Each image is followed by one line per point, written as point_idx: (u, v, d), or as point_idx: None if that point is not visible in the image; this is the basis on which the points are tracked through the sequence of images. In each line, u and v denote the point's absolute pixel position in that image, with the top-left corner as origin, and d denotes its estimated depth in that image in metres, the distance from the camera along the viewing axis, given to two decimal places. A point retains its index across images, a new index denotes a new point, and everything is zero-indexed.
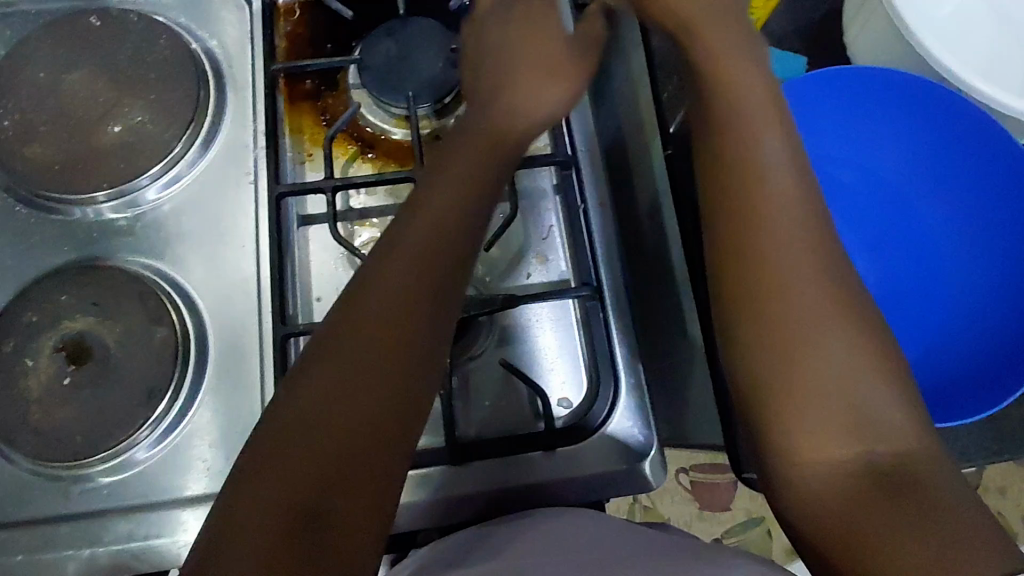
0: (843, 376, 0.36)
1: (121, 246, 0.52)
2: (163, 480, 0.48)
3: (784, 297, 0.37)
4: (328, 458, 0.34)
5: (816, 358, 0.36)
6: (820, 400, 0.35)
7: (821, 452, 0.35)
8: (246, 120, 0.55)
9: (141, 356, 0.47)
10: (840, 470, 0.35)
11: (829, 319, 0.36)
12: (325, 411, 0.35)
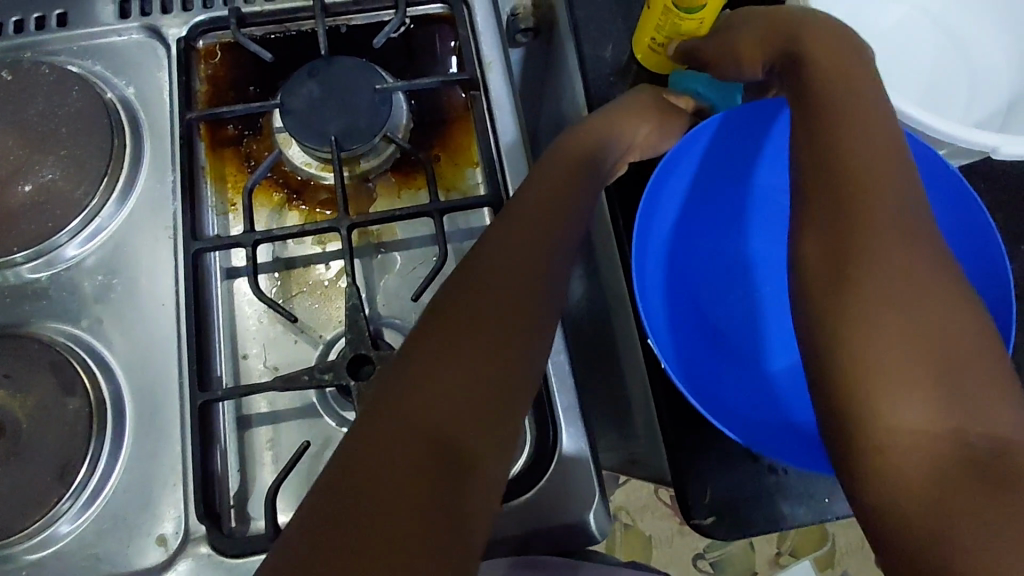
0: (910, 368, 0.35)
1: (35, 310, 0.50)
2: (87, 555, 0.45)
3: (889, 265, 0.37)
4: (440, 418, 0.34)
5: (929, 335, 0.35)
6: (907, 371, 0.35)
7: (905, 420, 0.34)
8: (166, 170, 0.53)
9: (54, 429, 0.45)
10: (932, 443, 0.34)
11: (911, 302, 0.36)
12: (442, 369, 0.36)
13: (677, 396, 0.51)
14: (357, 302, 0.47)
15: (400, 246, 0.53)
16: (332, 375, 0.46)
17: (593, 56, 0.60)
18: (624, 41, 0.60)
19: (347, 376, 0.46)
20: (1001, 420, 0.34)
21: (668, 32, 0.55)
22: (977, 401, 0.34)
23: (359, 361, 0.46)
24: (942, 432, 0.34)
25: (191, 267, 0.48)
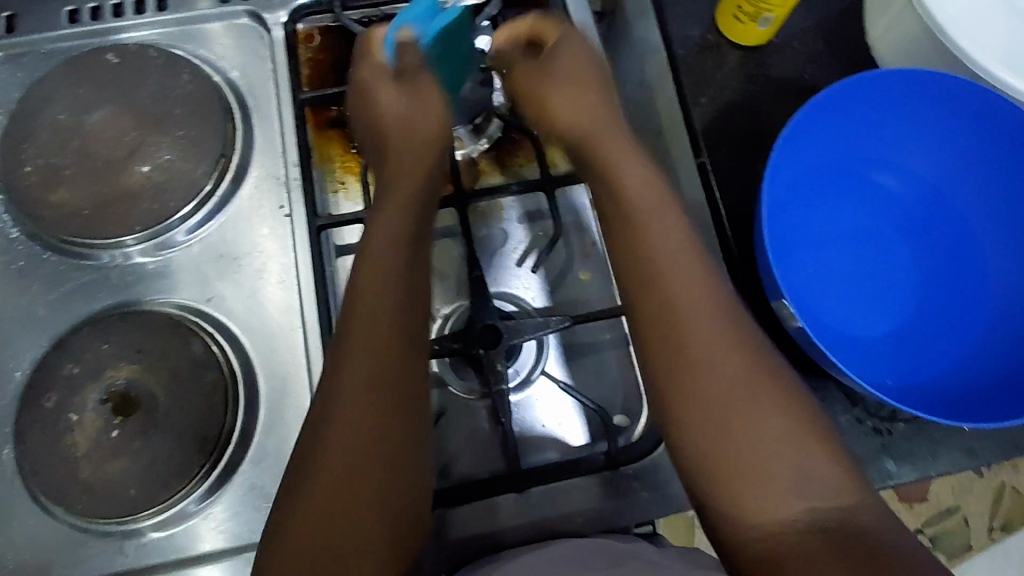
0: (756, 452, 0.38)
1: (156, 289, 0.51)
2: (214, 532, 0.47)
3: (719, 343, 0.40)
4: (329, 502, 0.37)
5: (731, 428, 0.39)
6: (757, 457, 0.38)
7: (767, 515, 0.36)
8: (276, 150, 0.54)
9: (188, 405, 0.46)
10: (791, 520, 0.36)
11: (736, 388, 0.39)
12: (336, 458, 0.38)
13: None
14: (479, 274, 0.49)
15: (509, 222, 0.55)
16: (460, 343, 0.48)
17: (680, 36, 0.62)
18: (708, 25, 0.62)
19: (476, 344, 0.48)
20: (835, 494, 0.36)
21: (754, 2, 0.57)
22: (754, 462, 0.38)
23: (484, 330, 0.48)
24: (795, 513, 0.36)
25: (315, 246, 0.50)
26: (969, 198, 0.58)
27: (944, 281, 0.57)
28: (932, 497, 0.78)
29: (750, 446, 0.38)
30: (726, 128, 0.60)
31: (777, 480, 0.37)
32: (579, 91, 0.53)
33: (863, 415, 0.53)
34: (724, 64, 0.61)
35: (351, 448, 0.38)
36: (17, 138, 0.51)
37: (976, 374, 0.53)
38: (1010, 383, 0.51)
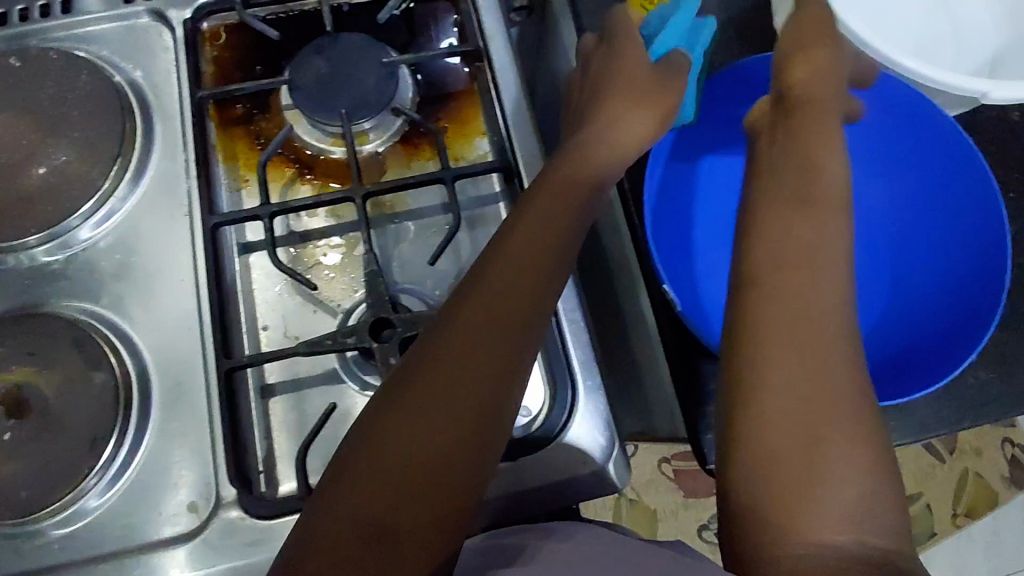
0: (823, 459, 0.38)
1: (55, 291, 0.51)
2: (116, 530, 0.46)
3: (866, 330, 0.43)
4: (373, 512, 0.35)
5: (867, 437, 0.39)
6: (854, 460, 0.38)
7: (826, 539, 0.36)
8: (178, 149, 0.54)
9: (81, 405, 0.46)
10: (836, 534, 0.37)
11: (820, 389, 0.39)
12: (384, 468, 0.36)
13: None
14: (376, 267, 0.48)
15: (414, 216, 0.55)
16: (356, 339, 0.47)
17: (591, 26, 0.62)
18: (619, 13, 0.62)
19: (369, 339, 0.47)
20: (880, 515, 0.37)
21: None
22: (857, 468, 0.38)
23: (379, 324, 0.48)
24: (846, 540, 0.36)
25: (210, 243, 0.49)
26: (881, 177, 0.64)
27: (877, 257, 0.63)
28: None
29: (841, 449, 0.38)
30: None
31: (857, 494, 0.37)
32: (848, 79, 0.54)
33: None
34: None
35: (406, 457, 0.36)
36: None
37: (904, 334, 0.58)
38: (933, 339, 0.56)
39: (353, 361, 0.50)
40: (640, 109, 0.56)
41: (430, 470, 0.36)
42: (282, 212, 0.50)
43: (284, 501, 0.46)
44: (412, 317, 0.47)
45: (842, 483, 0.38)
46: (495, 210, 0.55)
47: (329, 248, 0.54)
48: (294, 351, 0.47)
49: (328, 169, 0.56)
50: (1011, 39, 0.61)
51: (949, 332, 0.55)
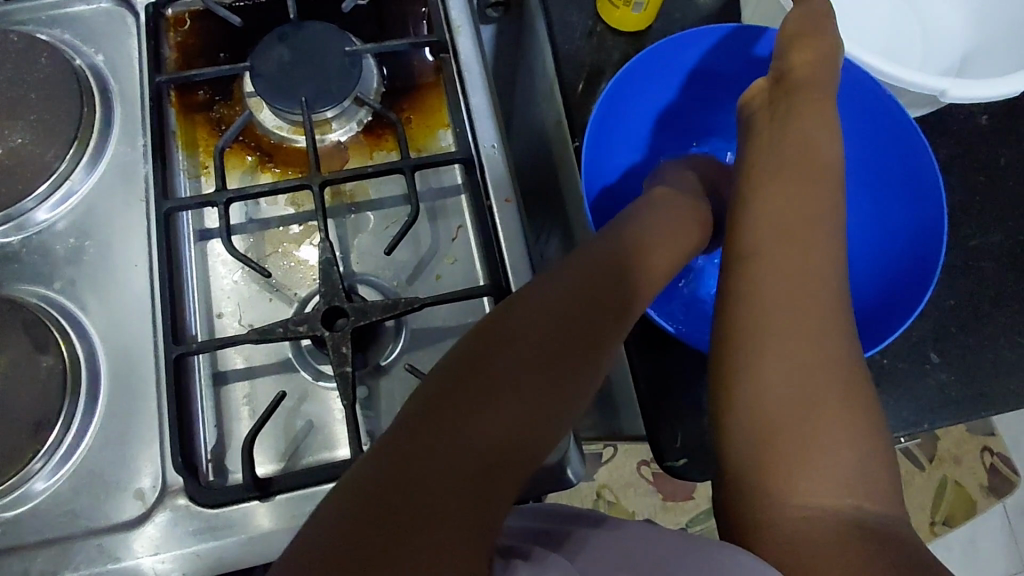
0: (819, 451, 0.42)
1: (7, 273, 0.50)
2: (61, 515, 0.45)
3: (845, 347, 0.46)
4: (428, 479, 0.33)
5: (844, 391, 0.44)
6: (846, 455, 0.42)
7: (817, 502, 0.41)
8: (137, 134, 0.54)
9: (25, 388, 0.45)
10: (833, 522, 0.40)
11: (817, 399, 0.44)
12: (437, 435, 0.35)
13: None
14: (330, 255, 0.48)
15: (374, 205, 0.54)
16: (307, 326, 0.46)
17: (560, 20, 0.62)
18: (588, 8, 0.62)
19: (322, 327, 0.46)
20: (872, 499, 0.41)
21: None
22: (839, 424, 0.43)
23: (332, 313, 0.47)
24: (844, 504, 0.41)
25: (163, 227, 0.48)
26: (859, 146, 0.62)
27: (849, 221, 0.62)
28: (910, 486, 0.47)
29: (835, 446, 0.42)
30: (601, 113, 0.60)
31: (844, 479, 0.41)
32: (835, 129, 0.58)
33: None
34: (603, 50, 0.61)
35: (464, 432, 0.35)
36: None
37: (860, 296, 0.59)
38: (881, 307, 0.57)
39: (308, 351, 0.49)
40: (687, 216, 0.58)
41: (491, 437, 0.36)
42: (238, 198, 0.50)
43: (230, 489, 0.45)
44: (364, 305, 0.47)
45: (836, 475, 0.42)
46: (456, 201, 0.55)
47: (288, 237, 0.53)
48: (246, 339, 0.46)
49: (289, 158, 0.56)
50: (978, 40, 0.61)
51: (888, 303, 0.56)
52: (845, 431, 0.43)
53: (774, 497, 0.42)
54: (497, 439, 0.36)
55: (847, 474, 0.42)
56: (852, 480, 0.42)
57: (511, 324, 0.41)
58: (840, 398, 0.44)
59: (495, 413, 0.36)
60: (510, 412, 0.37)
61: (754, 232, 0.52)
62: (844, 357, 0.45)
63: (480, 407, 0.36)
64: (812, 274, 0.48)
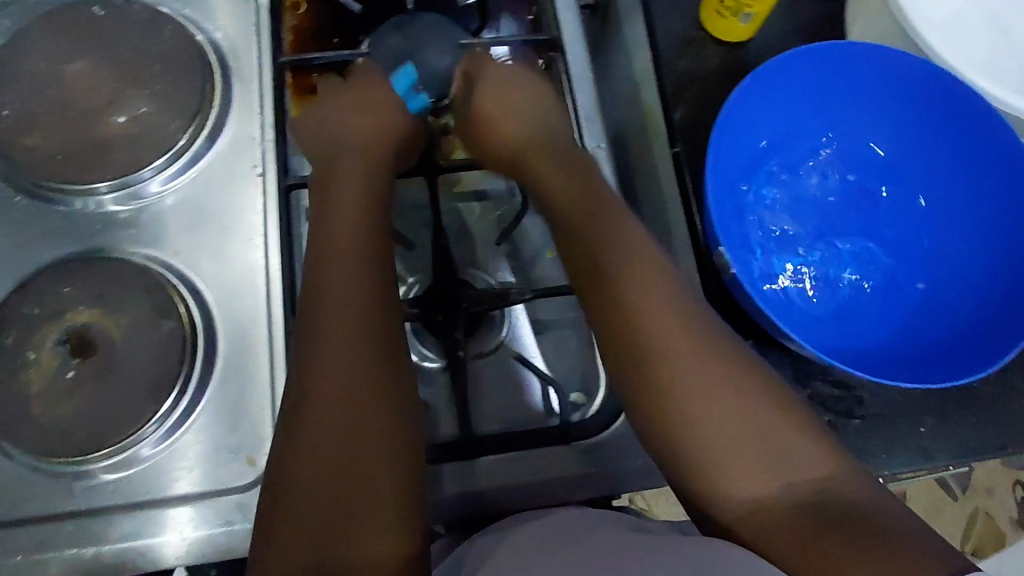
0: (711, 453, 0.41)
1: (123, 238, 0.51)
2: (168, 478, 0.47)
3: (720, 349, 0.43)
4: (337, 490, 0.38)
5: (712, 391, 0.42)
6: (754, 441, 0.41)
7: (751, 489, 0.40)
8: (254, 111, 0.55)
9: (148, 349, 0.47)
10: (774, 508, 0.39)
11: (698, 405, 0.42)
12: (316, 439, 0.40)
13: None
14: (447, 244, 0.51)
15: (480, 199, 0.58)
16: (420, 310, 0.50)
17: (665, 26, 0.63)
18: (690, 15, 0.62)
19: (436, 312, 0.50)
20: (811, 468, 0.40)
21: None
22: (739, 409, 0.41)
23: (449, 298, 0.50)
24: (774, 488, 0.39)
25: (285, 206, 0.51)
26: (918, 155, 0.56)
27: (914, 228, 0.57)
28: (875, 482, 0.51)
29: (728, 437, 0.41)
30: (702, 120, 0.60)
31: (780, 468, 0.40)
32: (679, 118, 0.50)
33: (821, 408, 0.53)
34: (706, 57, 0.62)
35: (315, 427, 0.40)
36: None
37: (939, 323, 0.53)
38: (969, 340, 0.51)
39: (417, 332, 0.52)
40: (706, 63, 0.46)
41: (387, 437, 0.41)
42: None
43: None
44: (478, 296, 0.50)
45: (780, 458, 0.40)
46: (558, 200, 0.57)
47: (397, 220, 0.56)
48: None
49: None
50: None
51: (975, 333, 0.51)
52: (730, 427, 0.41)
53: (713, 492, 0.41)
54: (342, 450, 0.40)
55: (767, 456, 0.40)
56: (796, 464, 0.40)
57: (331, 351, 0.42)
58: (715, 402, 0.42)
59: (356, 418, 0.41)
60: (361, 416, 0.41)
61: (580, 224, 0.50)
62: (708, 359, 0.43)
63: (373, 410, 0.41)
64: (619, 284, 0.46)
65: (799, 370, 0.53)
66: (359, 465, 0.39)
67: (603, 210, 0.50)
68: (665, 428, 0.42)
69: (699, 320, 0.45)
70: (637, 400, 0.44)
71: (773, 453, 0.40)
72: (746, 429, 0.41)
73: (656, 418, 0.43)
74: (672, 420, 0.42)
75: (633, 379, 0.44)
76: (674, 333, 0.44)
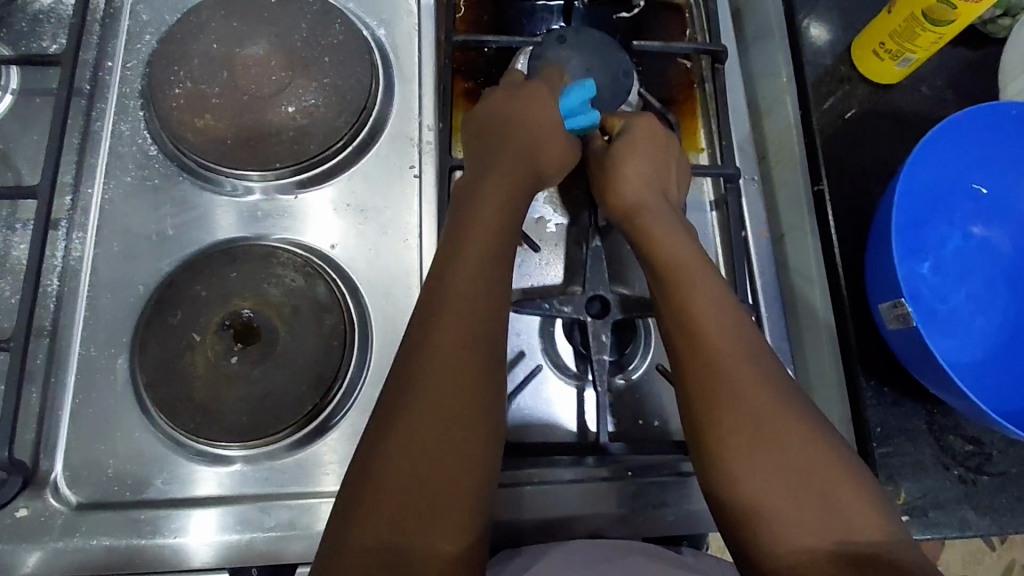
0: (749, 481, 0.38)
1: (279, 226, 0.52)
2: (320, 471, 0.47)
3: (757, 375, 0.41)
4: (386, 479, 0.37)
5: (778, 442, 0.39)
6: (796, 476, 0.38)
7: (799, 538, 0.36)
8: (413, 114, 0.55)
9: (311, 341, 0.47)
10: (817, 560, 0.35)
11: (754, 428, 0.39)
12: (386, 427, 0.39)
13: (868, 396, 0.53)
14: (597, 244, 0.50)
15: None
16: (572, 309, 0.48)
17: (812, 62, 0.63)
18: (838, 53, 0.63)
19: (582, 313, 0.48)
20: (858, 520, 0.36)
21: (902, 39, 0.57)
22: (807, 459, 0.38)
23: (594, 302, 0.48)
24: (823, 536, 0.36)
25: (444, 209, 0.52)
26: None
27: None
28: (945, 536, 0.51)
29: (776, 471, 0.38)
30: (847, 159, 0.60)
31: (830, 516, 0.36)
32: (655, 161, 0.50)
33: (951, 462, 0.53)
34: (853, 97, 0.62)
35: (391, 409, 0.39)
36: (168, 59, 0.52)
37: None
38: None
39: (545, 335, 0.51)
40: (640, 158, 0.50)
41: (436, 468, 0.37)
42: None
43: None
44: (627, 298, 0.48)
45: (829, 505, 0.37)
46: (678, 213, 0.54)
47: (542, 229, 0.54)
48: None
49: None
50: None
51: None
52: (791, 482, 0.38)
53: (756, 532, 0.37)
54: (390, 480, 0.37)
55: (822, 510, 0.37)
56: (842, 509, 0.37)
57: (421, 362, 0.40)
58: (784, 455, 0.38)
59: (413, 447, 0.38)
60: (422, 454, 0.38)
61: (652, 228, 0.47)
62: (789, 418, 0.39)
63: (443, 443, 0.38)
64: (701, 333, 0.42)
65: (933, 422, 0.53)
66: (403, 496, 0.37)
67: (695, 267, 0.45)
68: (723, 480, 0.39)
69: (759, 349, 0.42)
70: (697, 448, 0.40)
71: (829, 509, 0.37)
72: (802, 482, 0.37)
73: (707, 470, 0.40)
74: (728, 470, 0.39)
75: (696, 429, 0.40)
76: (756, 394, 0.40)
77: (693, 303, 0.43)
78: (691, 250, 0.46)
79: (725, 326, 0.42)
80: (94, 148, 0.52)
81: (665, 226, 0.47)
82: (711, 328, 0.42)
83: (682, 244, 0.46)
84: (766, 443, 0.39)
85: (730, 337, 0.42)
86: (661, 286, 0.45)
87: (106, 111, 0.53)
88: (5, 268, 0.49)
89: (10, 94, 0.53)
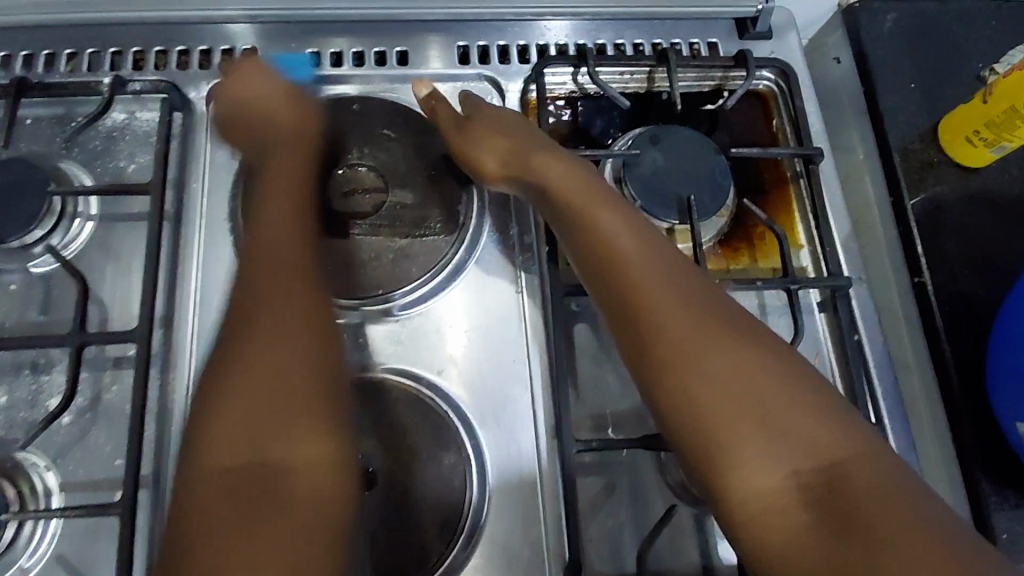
0: (727, 440, 0.35)
1: (382, 353, 0.51)
2: None
3: (733, 349, 0.38)
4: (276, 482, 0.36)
5: (772, 411, 0.35)
6: (753, 447, 0.35)
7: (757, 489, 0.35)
8: (508, 227, 0.55)
9: (431, 482, 0.46)
10: (797, 529, 0.33)
11: (701, 387, 0.36)
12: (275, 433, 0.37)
13: (991, 501, 0.52)
14: None
15: None
16: None
17: (900, 145, 0.62)
18: (924, 137, 0.62)
19: None
20: (869, 513, 0.32)
21: (999, 129, 0.56)
22: (817, 442, 0.35)
23: None
24: (793, 509, 0.34)
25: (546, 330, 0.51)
26: None
27: None
28: None
29: (732, 436, 0.35)
30: (946, 247, 0.58)
31: (818, 500, 0.34)
32: (519, 139, 0.50)
33: None
34: (945, 181, 0.61)
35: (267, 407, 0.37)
36: (259, 182, 0.51)
37: None
38: None
39: (665, 459, 0.49)
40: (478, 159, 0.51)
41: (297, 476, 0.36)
42: None
43: None
44: None
45: (832, 496, 0.33)
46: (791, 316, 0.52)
47: None
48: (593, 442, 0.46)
49: None
50: None
51: None
52: (788, 460, 0.34)
53: (725, 491, 0.35)
54: (280, 442, 0.37)
55: (818, 497, 0.34)
56: (844, 499, 0.33)
57: (273, 364, 0.38)
58: (751, 423, 0.35)
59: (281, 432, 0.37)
60: (281, 468, 0.36)
61: (606, 220, 0.44)
62: (751, 376, 0.36)
63: (267, 424, 0.37)
64: (635, 282, 0.41)
65: None
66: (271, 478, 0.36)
67: (642, 244, 0.42)
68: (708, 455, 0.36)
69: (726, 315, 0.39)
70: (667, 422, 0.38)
71: (840, 486, 0.34)
72: (813, 458, 0.34)
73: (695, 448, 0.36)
74: (720, 449, 0.35)
75: (668, 392, 0.37)
76: (724, 359, 0.37)
77: (628, 261, 0.41)
78: (628, 225, 0.44)
79: (672, 290, 0.40)
80: (185, 278, 0.50)
81: (614, 217, 0.44)
82: (642, 282, 0.40)
83: (622, 224, 0.44)
84: (754, 415, 0.35)
85: (679, 298, 0.39)
86: (604, 253, 0.43)
87: (195, 238, 0.51)
88: (100, 413, 0.47)
89: (91, 221, 0.51)
